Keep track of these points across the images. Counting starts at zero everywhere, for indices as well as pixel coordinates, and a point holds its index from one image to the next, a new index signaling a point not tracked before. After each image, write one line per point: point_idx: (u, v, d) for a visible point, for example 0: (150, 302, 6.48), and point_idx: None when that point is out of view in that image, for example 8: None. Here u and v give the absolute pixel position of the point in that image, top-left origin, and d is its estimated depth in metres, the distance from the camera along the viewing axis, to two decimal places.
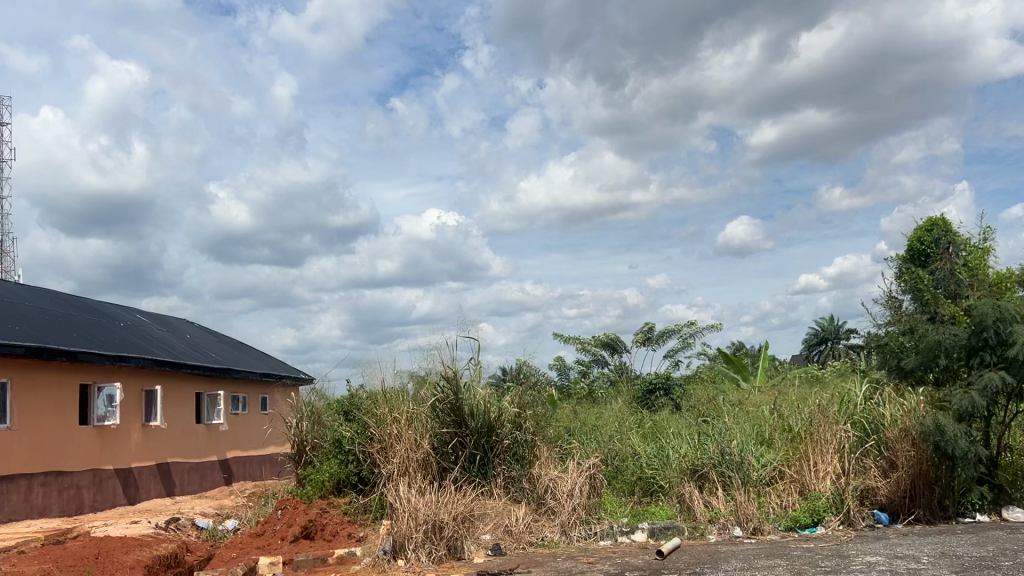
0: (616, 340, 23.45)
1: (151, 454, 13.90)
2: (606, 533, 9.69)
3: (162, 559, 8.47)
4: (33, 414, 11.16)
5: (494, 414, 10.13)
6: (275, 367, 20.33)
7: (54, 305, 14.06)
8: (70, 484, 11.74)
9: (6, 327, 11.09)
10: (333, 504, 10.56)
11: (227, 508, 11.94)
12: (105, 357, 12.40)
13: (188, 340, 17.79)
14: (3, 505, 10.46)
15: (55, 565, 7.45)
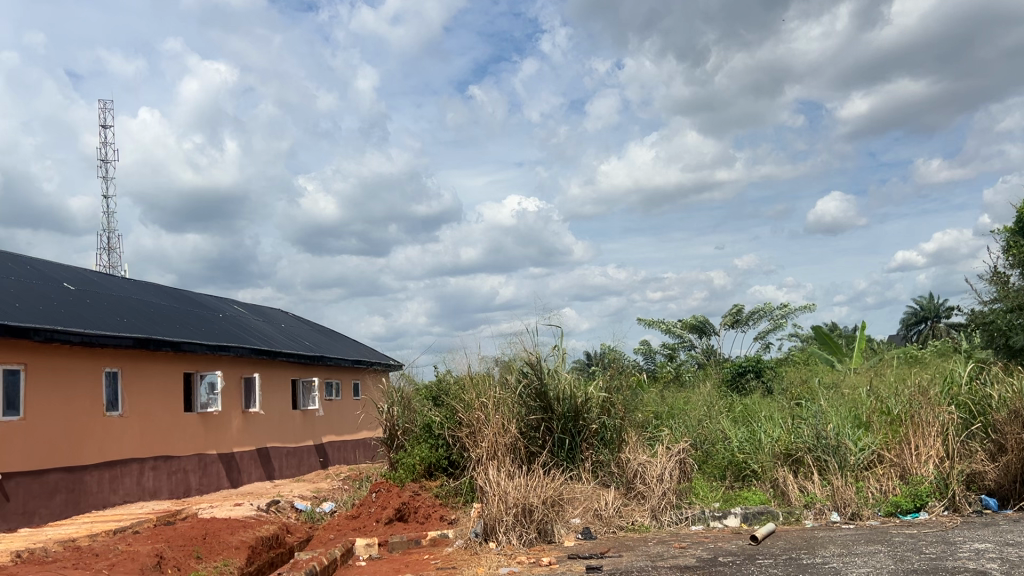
0: (705, 323, 23.07)
1: (252, 440, 14.47)
2: (698, 518, 9.58)
3: (264, 540, 8.83)
4: (142, 402, 11.74)
5: (581, 399, 10.10)
6: (367, 354, 20.83)
7: (159, 298, 14.75)
8: (178, 468, 12.34)
9: (114, 319, 11.69)
10: (426, 487, 10.76)
11: (324, 491, 12.31)
12: (207, 347, 12.93)
13: (283, 329, 18.41)
14: (119, 487, 11.07)
15: (167, 544, 7.85)
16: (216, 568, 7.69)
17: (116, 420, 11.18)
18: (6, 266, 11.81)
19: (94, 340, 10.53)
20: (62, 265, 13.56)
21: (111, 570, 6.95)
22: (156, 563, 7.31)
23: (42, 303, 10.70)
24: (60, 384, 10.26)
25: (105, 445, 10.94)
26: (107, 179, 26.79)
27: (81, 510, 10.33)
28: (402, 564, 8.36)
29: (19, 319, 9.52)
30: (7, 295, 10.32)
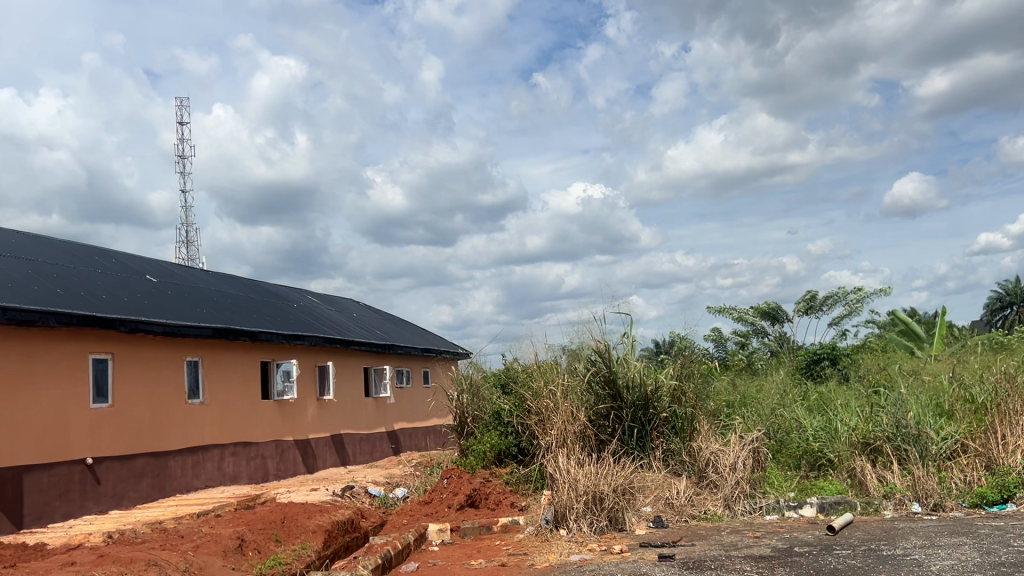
0: (777, 310, 22.60)
1: (327, 427, 14.82)
2: (772, 508, 9.43)
3: (340, 524, 9.04)
4: (221, 389, 12.13)
5: (651, 387, 10.01)
6: (436, 342, 21.08)
7: (235, 289, 15.20)
8: (257, 453, 12.72)
9: (194, 310, 12.09)
10: (496, 474, 10.84)
11: (397, 477, 12.54)
12: (282, 336, 13.28)
13: (355, 318, 18.76)
14: (201, 472, 11.47)
15: (248, 527, 8.11)
16: (295, 551, 7.92)
17: (197, 407, 11.58)
18: (93, 259, 12.34)
19: (175, 329, 10.91)
20: (145, 258, 14.10)
21: (195, 551, 7.22)
22: (238, 545, 7.56)
23: (127, 295, 11.14)
24: (145, 372, 10.67)
25: (188, 431, 11.34)
26: (184, 174, 27.60)
27: (166, 494, 10.75)
28: (474, 550, 8.45)
29: (106, 310, 9.92)
30: (94, 287, 10.77)
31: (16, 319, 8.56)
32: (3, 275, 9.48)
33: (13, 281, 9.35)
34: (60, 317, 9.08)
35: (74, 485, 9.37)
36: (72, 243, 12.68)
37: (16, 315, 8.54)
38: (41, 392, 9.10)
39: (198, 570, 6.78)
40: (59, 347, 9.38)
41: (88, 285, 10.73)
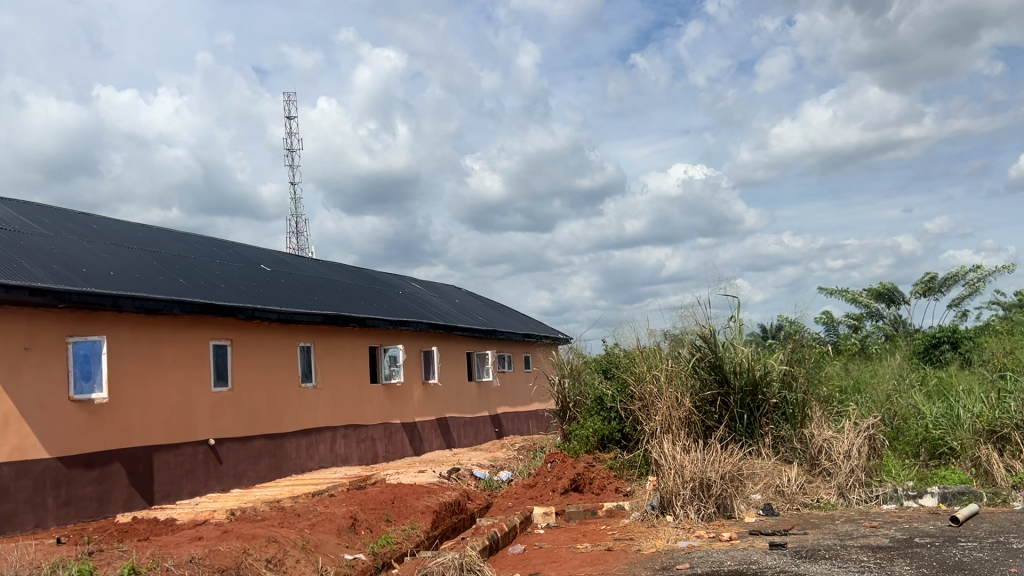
0: (893, 291, 21.65)
1: (432, 410, 15.13)
2: (890, 497, 9.09)
3: (447, 506, 9.22)
4: (333, 373, 12.56)
5: (760, 372, 9.77)
6: (536, 328, 21.17)
7: (343, 276, 15.69)
8: (366, 436, 13.12)
9: (306, 297, 12.53)
10: (599, 459, 10.81)
11: (501, 460, 12.67)
12: (389, 321, 13.62)
13: (457, 304, 19.05)
14: (315, 453, 11.92)
15: (360, 507, 8.38)
16: (405, 531, 8.13)
17: (310, 390, 12.02)
18: (211, 250, 12.93)
19: (289, 316, 11.35)
20: (258, 248, 14.72)
21: (312, 529, 7.52)
22: (351, 524, 7.82)
23: (243, 283, 11.65)
24: (261, 357, 11.13)
25: (302, 414, 11.79)
26: (293, 167, 28.72)
27: (283, 474, 11.23)
28: (580, 534, 8.49)
29: (225, 298, 10.41)
30: (213, 277, 11.30)
31: (143, 308, 9.07)
32: (130, 266, 10.06)
33: (139, 272, 9.91)
34: (182, 305, 9.56)
35: (199, 464, 9.89)
36: (191, 234, 13.36)
37: (143, 303, 9.04)
38: (168, 376, 9.62)
39: (314, 547, 7.05)
40: (183, 333, 9.89)
41: (207, 275, 11.28)
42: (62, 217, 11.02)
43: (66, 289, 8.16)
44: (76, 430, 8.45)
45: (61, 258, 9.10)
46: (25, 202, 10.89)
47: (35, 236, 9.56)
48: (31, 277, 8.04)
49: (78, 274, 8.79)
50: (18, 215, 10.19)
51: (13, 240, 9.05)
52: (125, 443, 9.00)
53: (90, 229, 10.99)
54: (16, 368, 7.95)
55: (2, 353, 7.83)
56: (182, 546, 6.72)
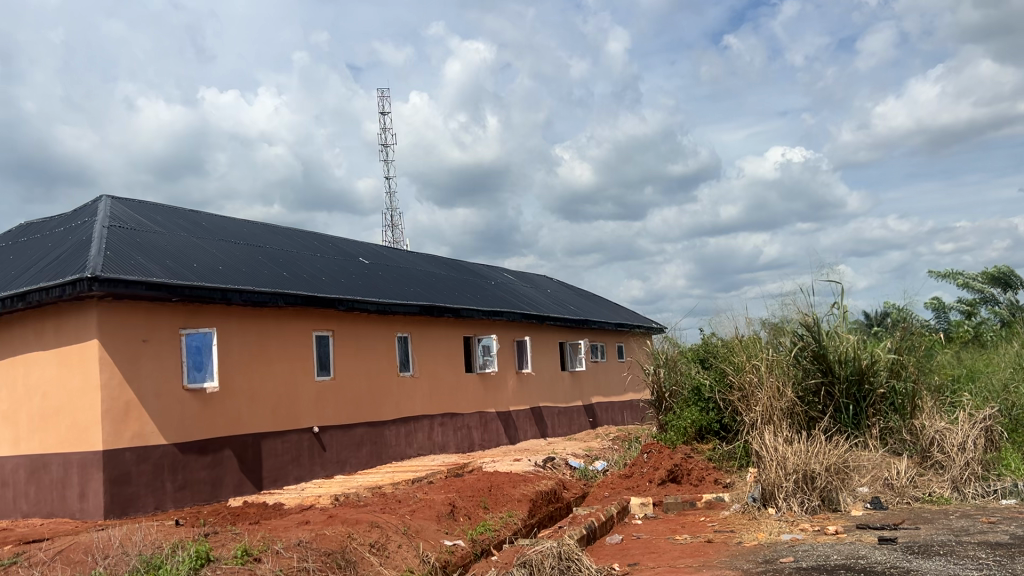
0: (1010, 275, 20.49)
1: (526, 400, 15.22)
2: (1009, 492, 8.64)
3: (544, 495, 9.26)
4: (429, 362, 12.78)
5: (867, 361, 9.42)
6: (629, 317, 21.01)
7: (438, 268, 15.95)
8: (463, 424, 13.31)
9: (403, 289, 12.79)
10: (697, 451, 10.65)
11: (596, 450, 12.61)
12: (483, 312, 13.78)
13: (549, 294, 19.10)
14: (414, 441, 12.17)
15: (458, 494, 8.51)
16: (502, 518, 8.22)
17: (408, 379, 12.28)
18: (312, 245, 13.35)
19: (387, 308, 11.61)
20: (356, 241, 15.12)
21: (412, 515, 7.68)
22: (450, 511, 7.95)
23: (343, 276, 11.98)
24: (361, 348, 11.43)
25: (400, 403, 12.04)
26: (388, 161, 29.32)
27: (383, 461, 11.51)
28: (678, 525, 8.40)
29: (326, 291, 10.73)
30: (315, 270, 11.67)
31: (250, 300, 9.43)
32: (238, 261, 10.48)
33: (247, 266, 10.32)
34: (287, 297, 9.90)
35: (304, 451, 10.23)
36: (293, 229, 13.84)
37: (249, 296, 9.40)
38: (274, 366, 9.99)
39: (415, 532, 7.21)
40: (287, 325, 10.25)
41: (309, 268, 11.65)
42: (175, 215, 11.59)
43: (179, 284, 8.56)
44: (190, 417, 8.88)
45: (174, 254, 9.56)
46: (141, 202, 11.51)
47: (150, 234, 10.08)
48: (147, 273, 8.47)
49: (190, 269, 9.21)
50: (135, 214, 10.77)
51: (130, 237, 9.56)
52: (235, 430, 9.39)
53: (201, 226, 11.52)
54: (135, 358, 8.41)
55: (121, 345, 8.29)
56: (291, 529, 6.97)
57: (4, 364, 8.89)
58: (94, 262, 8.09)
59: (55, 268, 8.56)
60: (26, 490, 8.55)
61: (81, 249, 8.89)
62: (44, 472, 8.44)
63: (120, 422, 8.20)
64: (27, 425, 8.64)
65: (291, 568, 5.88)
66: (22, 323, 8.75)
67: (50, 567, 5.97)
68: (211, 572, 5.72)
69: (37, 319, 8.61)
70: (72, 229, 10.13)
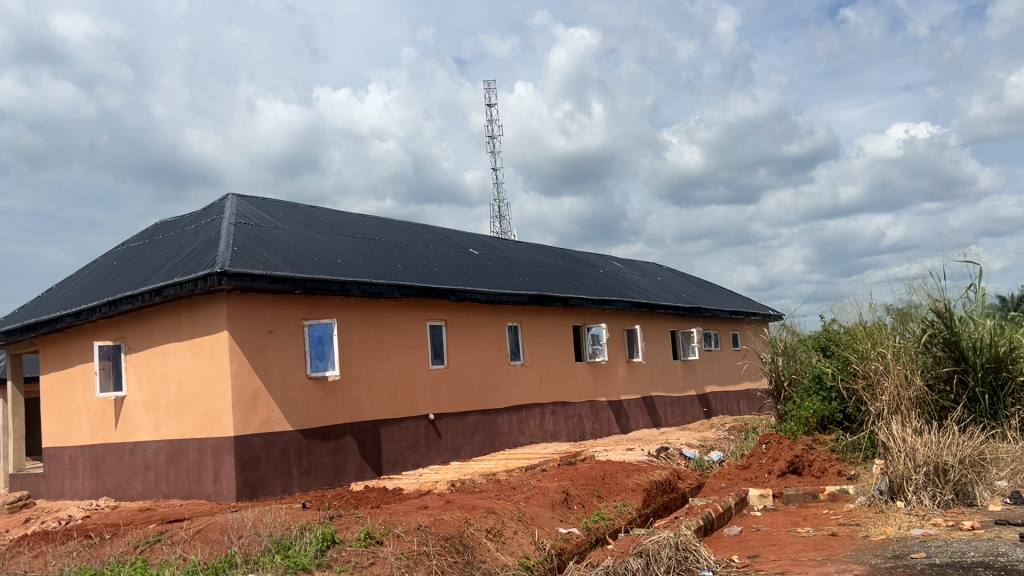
0: None
1: (638, 389, 15.09)
2: None
3: (658, 485, 9.16)
4: (540, 351, 12.86)
5: (1005, 348, 8.95)
6: (743, 305, 20.48)
7: (547, 257, 15.98)
8: (574, 413, 13.33)
9: (513, 279, 12.89)
10: (818, 442, 10.28)
11: (711, 440, 12.35)
12: (593, 301, 13.73)
13: (659, 282, 18.85)
14: (526, 429, 12.28)
15: (572, 482, 8.53)
16: (617, 507, 8.19)
17: (519, 368, 12.38)
18: (424, 237, 13.63)
19: (498, 298, 11.73)
20: (466, 232, 15.33)
21: (527, 502, 7.75)
22: (564, 498, 7.99)
23: (455, 267, 12.18)
24: (474, 338, 11.62)
25: (512, 391, 12.17)
26: (494, 150, 29.65)
27: (497, 448, 11.67)
28: (800, 517, 8.15)
29: (439, 282, 10.94)
30: (427, 262, 11.91)
31: (368, 292, 9.71)
32: (355, 254, 10.81)
33: (364, 259, 10.64)
34: (402, 289, 10.14)
35: (420, 437, 10.49)
36: (405, 222, 14.16)
37: (367, 288, 9.69)
38: (391, 355, 10.27)
39: (530, 519, 7.28)
40: (402, 315, 10.52)
41: (422, 260, 11.91)
42: (295, 211, 12.06)
43: (301, 277, 8.91)
44: (314, 405, 9.24)
45: (296, 248, 9.95)
46: (264, 199, 12.03)
47: (273, 229, 10.52)
48: (272, 267, 8.85)
49: (311, 263, 9.57)
50: (259, 211, 11.27)
51: (255, 233, 10.01)
52: (355, 417, 9.72)
53: (319, 221, 11.94)
54: (262, 349, 8.82)
55: (250, 336, 8.72)
56: (411, 514, 7.17)
57: (144, 354, 9.49)
58: (223, 258, 8.52)
59: (188, 264, 9.06)
60: (166, 473, 9.12)
61: (211, 245, 9.38)
62: (182, 456, 8.97)
63: (250, 409, 8.62)
64: (166, 412, 9.19)
65: (412, 552, 6.03)
66: (160, 317, 9.32)
67: (191, 545, 6.36)
68: (337, 553, 5.96)
69: (173, 312, 9.15)
70: (202, 226, 10.69)
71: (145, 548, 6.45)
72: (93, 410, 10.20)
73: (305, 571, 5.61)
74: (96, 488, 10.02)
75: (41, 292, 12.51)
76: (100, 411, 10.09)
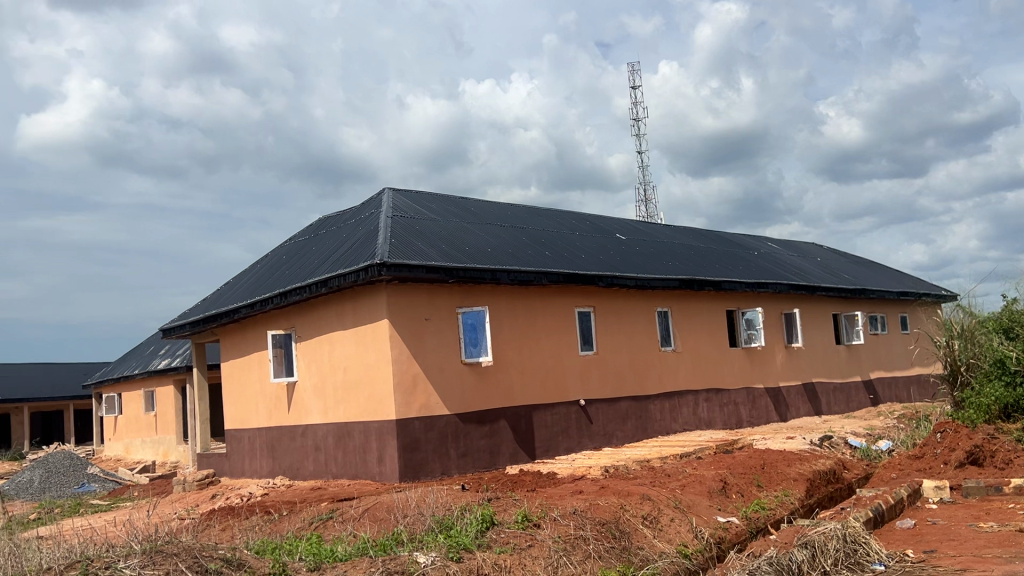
0: None
1: (797, 375, 14.52)
2: None
3: (822, 475, 8.79)
4: (692, 337, 12.63)
5: None
6: (913, 285, 19.23)
7: (697, 241, 15.64)
8: (729, 400, 13.02)
9: (663, 263, 12.70)
10: (1002, 430, 9.49)
11: (879, 428, 11.70)
12: (746, 284, 13.31)
13: (818, 263, 18.02)
14: (679, 416, 12.11)
15: (730, 471, 8.35)
16: (778, 498, 7.93)
17: (670, 354, 12.22)
18: (572, 224, 13.68)
19: (647, 283, 11.59)
20: (613, 218, 15.26)
21: (683, 490, 7.64)
22: (722, 487, 7.82)
23: (603, 253, 12.14)
24: (623, 325, 11.56)
25: (664, 377, 12.02)
26: (640, 132, 29.49)
27: (649, 435, 11.58)
28: (982, 511, 7.61)
29: (587, 268, 10.94)
30: (575, 248, 11.94)
31: (518, 280, 9.85)
32: (505, 242, 11.00)
33: (513, 248, 10.80)
34: (551, 276, 10.21)
35: (573, 423, 10.57)
36: (552, 209, 14.25)
37: (517, 276, 9.82)
38: (541, 342, 10.40)
39: (688, 507, 7.18)
40: (552, 301, 10.60)
41: (570, 247, 11.94)
42: (446, 202, 12.41)
43: (454, 266, 9.15)
44: (469, 390, 9.50)
45: (449, 239, 10.23)
46: (417, 192, 12.46)
47: (426, 221, 10.87)
48: (427, 257, 9.14)
49: (463, 253, 9.81)
50: (412, 204, 11.68)
51: (410, 225, 10.37)
52: (509, 403, 9.92)
53: (469, 212, 12.23)
54: (420, 336, 9.14)
55: (409, 324, 9.07)
56: (566, 498, 7.25)
57: (313, 343, 10.06)
58: (381, 249, 8.88)
59: (349, 256, 9.52)
60: (335, 454, 9.64)
61: (369, 238, 9.81)
62: (348, 438, 9.46)
63: (409, 393, 8.97)
64: (333, 397, 9.71)
65: (569, 535, 6.10)
66: (326, 307, 9.85)
67: (360, 522, 6.71)
68: (496, 534, 6.12)
69: (338, 302, 9.64)
70: (361, 220, 11.19)
71: (319, 525, 6.88)
72: (268, 395, 10.94)
73: (467, 551, 5.77)
74: (273, 467, 10.75)
75: (220, 285, 13.52)
76: (275, 395, 10.79)
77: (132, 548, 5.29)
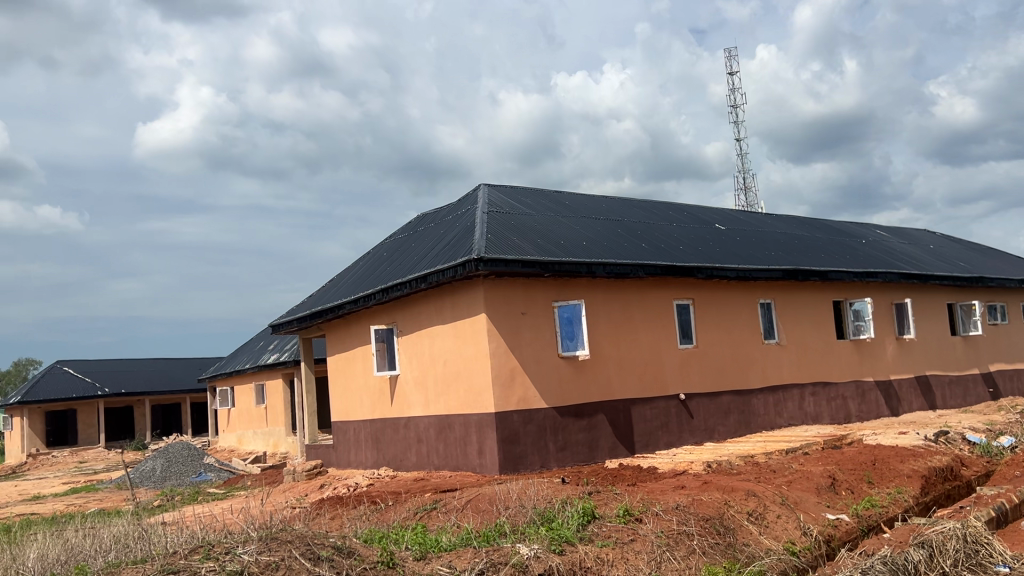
0: None
1: (909, 368, 13.92)
2: None
3: (938, 471, 8.41)
4: (796, 329, 12.27)
5: None
6: None
7: (799, 229, 15.18)
8: (837, 394, 12.61)
9: (764, 253, 12.39)
10: None
11: (1000, 424, 11.09)
12: (853, 274, 12.84)
13: (931, 250, 17.22)
14: (784, 411, 11.81)
15: (839, 467, 8.10)
16: (890, 495, 7.63)
17: (774, 347, 11.92)
18: (669, 215, 13.51)
19: (748, 274, 11.33)
20: (711, 209, 14.97)
21: (790, 486, 7.46)
22: (830, 483, 7.60)
23: (701, 244, 11.94)
24: (724, 317, 11.34)
25: (767, 371, 11.73)
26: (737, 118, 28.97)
27: (753, 429, 11.33)
28: None
29: (685, 260, 10.77)
30: (673, 240, 11.79)
31: (614, 273, 9.80)
32: (601, 235, 10.95)
33: (610, 241, 10.74)
34: (648, 268, 10.11)
35: (672, 417, 10.46)
36: (648, 201, 14.10)
37: (614, 269, 9.77)
38: (640, 335, 10.32)
39: (795, 504, 7.00)
40: (649, 294, 10.50)
41: (667, 238, 11.79)
42: (541, 197, 12.45)
43: (550, 260, 9.18)
44: (567, 384, 9.53)
45: (544, 233, 10.27)
46: (512, 187, 12.54)
47: (522, 215, 10.94)
48: (523, 252, 9.20)
49: (559, 247, 9.83)
50: (507, 199, 11.77)
51: (506, 220, 10.45)
52: (608, 396, 9.89)
53: (564, 206, 12.24)
54: (517, 330, 9.22)
55: (506, 319, 9.16)
56: (668, 493, 7.18)
57: (413, 337, 10.29)
58: (478, 245, 9.00)
59: (447, 252, 9.68)
60: (437, 446, 9.84)
61: (466, 234, 9.95)
62: (449, 431, 9.64)
63: (508, 386, 9.06)
64: (434, 390, 9.91)
65: (672, 531, 6.05)
66: (425, 302, 10.05)
67: (463, 513, 6.83)
68: (598, 528, 6.12)
69: (437, 297, 9.82)
70: (458, 216, 11.36)
71: (424, 515, 7.04)
72: (372, 388, 11.25)
73: (569, 544, 5.80)
74: (378, 459, 11.05)
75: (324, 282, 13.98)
76: (378, 388, 11.09)
77: (250, 534, 5.54)
